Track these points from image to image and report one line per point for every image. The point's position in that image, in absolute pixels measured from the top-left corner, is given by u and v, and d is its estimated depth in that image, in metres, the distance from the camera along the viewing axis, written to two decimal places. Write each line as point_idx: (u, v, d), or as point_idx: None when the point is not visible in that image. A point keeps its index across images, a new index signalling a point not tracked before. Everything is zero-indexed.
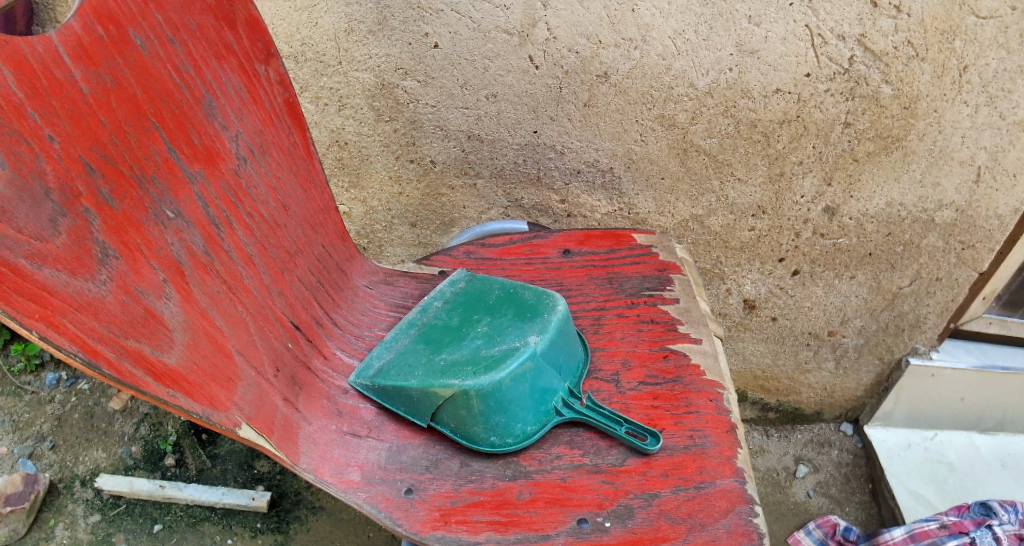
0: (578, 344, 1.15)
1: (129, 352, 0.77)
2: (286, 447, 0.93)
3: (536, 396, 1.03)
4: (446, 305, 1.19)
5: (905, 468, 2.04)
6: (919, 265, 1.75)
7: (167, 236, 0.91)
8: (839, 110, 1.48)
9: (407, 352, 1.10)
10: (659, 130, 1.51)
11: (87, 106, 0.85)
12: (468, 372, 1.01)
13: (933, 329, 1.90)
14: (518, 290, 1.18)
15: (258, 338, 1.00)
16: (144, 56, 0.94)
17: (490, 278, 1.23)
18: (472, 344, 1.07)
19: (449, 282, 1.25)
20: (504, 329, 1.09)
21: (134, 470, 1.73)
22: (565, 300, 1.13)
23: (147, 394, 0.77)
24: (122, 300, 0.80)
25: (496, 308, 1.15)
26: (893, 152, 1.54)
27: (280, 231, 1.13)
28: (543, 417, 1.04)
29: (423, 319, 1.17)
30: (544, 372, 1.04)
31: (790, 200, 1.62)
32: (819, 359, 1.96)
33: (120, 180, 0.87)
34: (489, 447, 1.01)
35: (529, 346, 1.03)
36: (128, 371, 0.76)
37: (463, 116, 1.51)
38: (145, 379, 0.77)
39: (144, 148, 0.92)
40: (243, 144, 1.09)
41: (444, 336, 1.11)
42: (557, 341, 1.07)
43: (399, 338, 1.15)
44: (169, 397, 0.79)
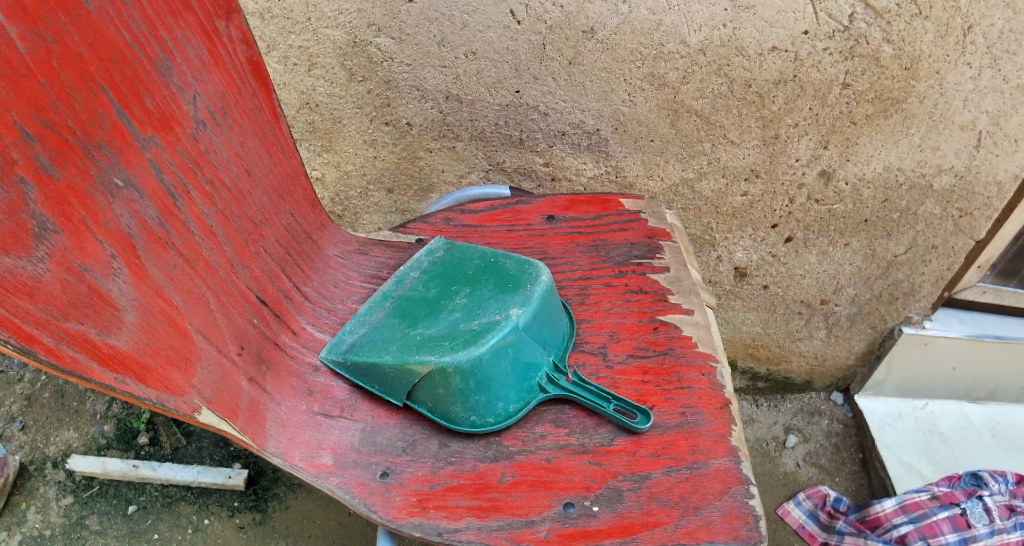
0: (563, 316, 1.09)
1: (70, 337, 0.70)
2: (252, 431, 0.88)
3: (518, 373, 0.97)
4: (423, 276, 1.12)
5: (896, 438, 2.02)
6: (915, 232, 1.70)
7: (118, 208, 0.82)
8: (837, 70, 1.41)
9: (381, 327, 1.04)
10: (648, 90, 1.43)
11: (25, 68, 0.75)
12: (446, 348, 0.95)
13: (926, 298, 1.86)
14: (498, 260, 1.11)
15: (220, 316, 0.92)
16: (93, 14, 0.84)
17: (470, 246, 1.17)
18: (450, 318, 1.01)
19: (427, 251, 1.18)
20: (484, 301, 1.03)
21: (107, 450, 1.67)
22: (549, 270, 1.07)
23: (93, 382, 0.71)
24: (63, 280, 0.72)
25: (476, 279, 1.08)
26: (893, 115, 1.48)
27: (244, 199, 1.05)
28: (525, 394, 0.99)
29: (399, 291, 1.11)
30: (527, 347, 0.98)
31: (785, 163, 1.56)
32: (811, 328, 1.92)
33: (63, 147, 0.78)
34: (470, 427, 0.96)
35: (511, 320, 0.97)
36: (71, 358, 0.69)
37: (440, 76, 1.43)
38: (90, 366, 0.71)
39: (91, 114, 0.82)
40: (203, 107, 1.00)
41: (421, 309, 1.05)
42: (541, 314, 1.01)
43: (373, 311, 1.08)
44: (118, 384, 0.73)
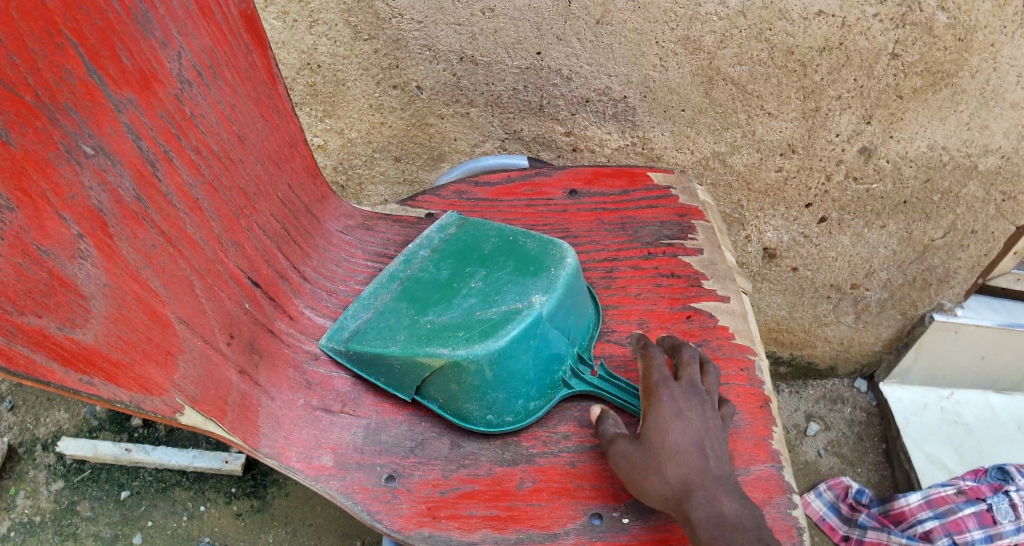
0: (589, 300, 0.99)
1: (24, 333, 0.61)
2: (242, 431, 0.79)
3: (540, 368, 0.87)
4: (434, 255, 1.02)
5: (921, 430, 1.93)
6: (955, 216, 1.59)
7: (86, 179, 0.71)
8: (887, 38, 1.29)
9: (387, 312, 0.94)
10: (681, 54, 1.31)
11: None
12: (460, 339, 0.85)
13: (961, 285, 1.76)
14: (518, 239, 1.00)
15: (207, 301, 0.82)
16: None
17: (484, 223, 1.06)
18: (465, 304, 0.91)
19: (438, 227, 1.08)
20: (503, 286, 0.92)
21: (99, 432, 1.58)
22: (575, 252, 0.96)
23: (52, 385, 0.62)
24: (17, 265, 0.62)
25: (493, 260, 0.98)
26: (942, 89, 1.36)
27: (235, 169, 0.94)
28: (548, 390, 0.89)
29: (406, 271, 1.01)
30: (550, 339, 0.88)
31: (824, 138, 1.44)
32: (839, 313, 1.82)
33: (21, 110, 0.66)
34: (486, 427, 0.86)
35: (534, 309, 0.86)
36: (25, 359, 0.60)
37: (455, 35, 1.31)
38: (48, 367, 0.62)
39: (55, 70, 0.70)
40: (188, 65, 0.88)
41: (431, 294, 0.95)
42: (566, 301, 0.91)
43: (379, 294, 0.98)
44: (83, 386, 0.64)
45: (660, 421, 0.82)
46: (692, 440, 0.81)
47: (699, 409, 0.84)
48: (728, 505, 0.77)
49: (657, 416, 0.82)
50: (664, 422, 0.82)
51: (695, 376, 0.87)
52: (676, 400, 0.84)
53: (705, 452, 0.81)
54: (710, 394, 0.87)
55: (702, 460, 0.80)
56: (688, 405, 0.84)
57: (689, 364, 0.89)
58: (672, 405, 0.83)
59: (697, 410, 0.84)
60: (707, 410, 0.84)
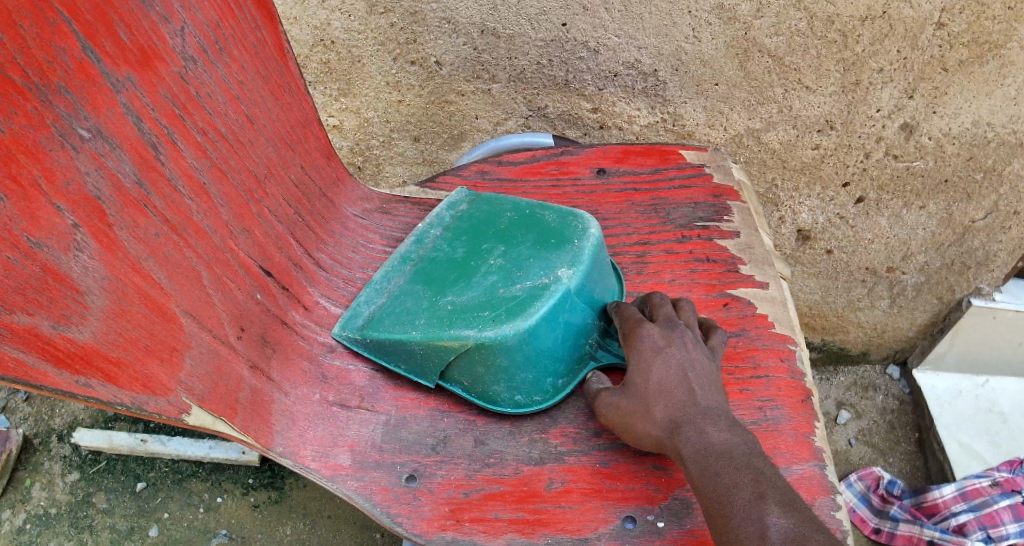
0: (613, 278, 0.92)
1: (14, 333, 0.56)
2: (254, 429, 0.75)
3: (569, 343, 0.82)
4: (446, 234, 0.96)
5: (955, 418, 1.87)
6: (999, 196, 1.51)
7: (82, 164, 0.66)
8: (934, 6, 1.21)
9: (403, 295, 0.88)
10: (716, 25, 1.24)
11: None
12: (486, 319, 0.79)
13: (1001, 268, 1.68)
14: (535, 212, 0.94)
15: (216, 294, 0.77)
16: None
17: (498, 197, 1.00)
18: (485, 282, 0.84)
19: (448, 204, 1.02)
20: (524, 262, 0.86)
21: (114, 422, 1.56)
22: (597, 223, 0.90)
23: (46, 388, 0.57)
24: (7, 260, 0.57)
25: (511, 235, 0.91)
26: (989, 62, 1.28)
27: (244, 151, 0.88)
28: (575, 366, 0.84)
29: (420, 252, 0.95)
30: (579, 314, 0.82)
31: (864, 114, 1.36)
32: (872, 297, 1.75)
33: (9, 89, 0.61)
34: (514, 407, 0.82)
35: (562, 285, 0.80)
36: (16, 362, 0.56)
37: (475, 5, 1.24)
38: (41, 369, 0.57)
39: (45, 46, 0.65)
40: (192, 41, 0.82)
41: (449, 274, 0.88)
42: (592, 276, 0.85)
43: (392, 277, 0.92)
44: (81, 389, 0.60)
45: (640, 363, 0.76)
46: (676, 375, 0.75)
47: (680, 344, 0.77)
48: (715, 435, 0.71)
49: (638, 359, 0.77)
50: (644, 363, 0.76)
51: (671, 313, 0.81)
52: (655, 337, 0.78)
53: (692, 387, 0.75)
54: (691, 328, 0.81)
55: (688, 394, 0.74)
56: (667, 340, 0.77)
57: (662, 304, 0.83)
58: (650, 343, 0.77)
59: (677, 344, 0.77)
60: (690, 342, 0.78)
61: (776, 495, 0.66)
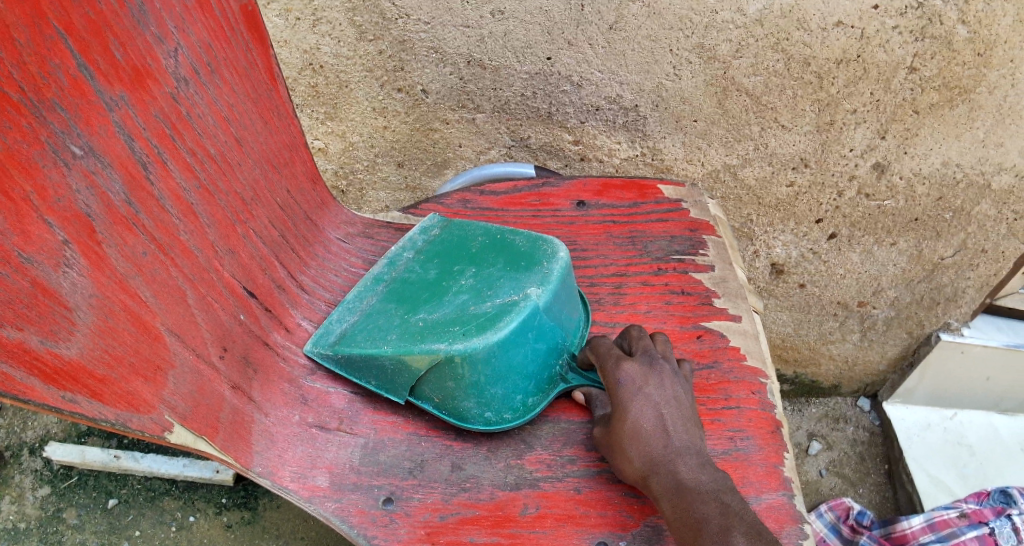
0: (580, 305, 0.95)
1: (4, 347, 0.57)
2: (234, 449, 0.75)
3: (538, 361, 0.84)
4: (418, 256, 0.99)
5: (924, 451, 1.90)
6: (966, 234, 1.56)
7: (74, 181, 0.68)
8: (906, 51, 1.26)
9: (376, 314, 0.90)
10: (696, 63, 1.28)
11: None
12: (456, 333, 0.80)
13: (969, 304, 1.73)
14: (505, 235, 0.96)
15: (199, 313, 0.78)
16: None
17: (470, 223, 1.02)
18: (456, 301, 0.87)
19: (420, 229, 1.05)
20: (494, 282, 0.88)
21: (87, 437, 1.55)
22: (566, 246, 0.92)
23: (32, 402, 0.58)
24: None
25: (483, 257, 0.94)
26: (958, 105, 1.33)
27: (232, 172, 0.90)
28: (545, 385, 0.87)
29: (392, 274, 0.98)
30: (547, 330, 0.84)
31: (837, 152, 1.41)
32: (844, 330, 1.79)
33: (4, 103, 0.62)
34: (484, 425, 0.83)
35: (531, 300, 0.83)
36: (4, 376, 0.57)
37: (463, 37, 1.28)
38: (29, 384, 0.58)
39: (41, 63, 0.66)
40: (184, 62, 0.84)
41: (421, 294, 0.91)
42: (561, 295, 0.87)
43: (365, 297, 0.95)
44: (66, 404, 0.61)
45: (619, 403, 0.79)
46: (653, 416, 0.78)
47: (658, 383, 0.80)
48: (686, 471, 0.74)
49: (616, 399, 0.79)
50: (623, 404, 0.78)
51: (650, 348, 0.84)
52: (634, 377, 0.80)
53: (668, 429, 0.77)
54: (670, 364, 0.83)
55: (663, 436, 0.77)
56: (645, 380, 0.80)
57: (642, 338, 0.85)
58: (629, 383, 0.79)
59: (655, 383, 0.80)
60: (667, 381, 0.81)
61: (743, 528, 0.70)
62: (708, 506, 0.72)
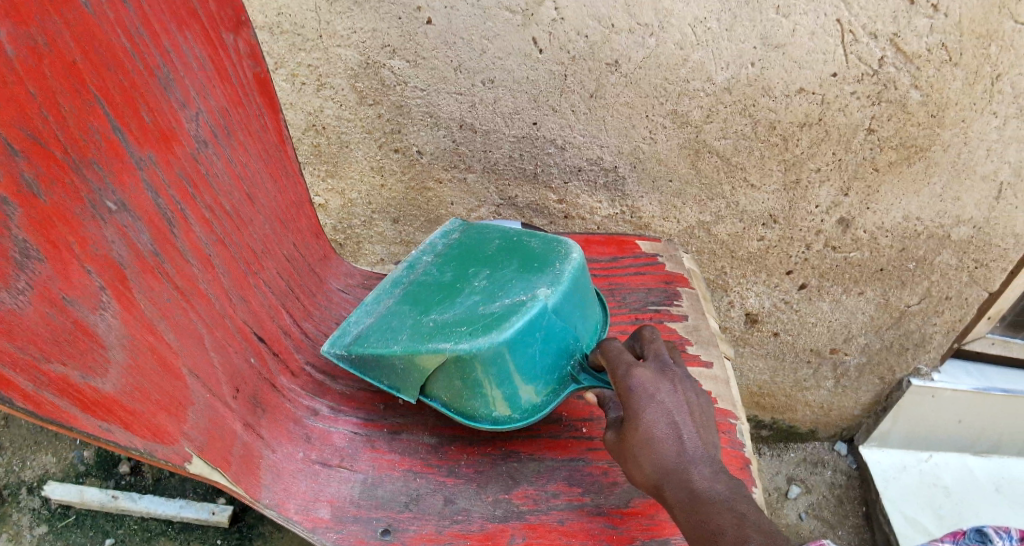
0: (597, 306, 0.97)
1: (51, 380, 0.65)
2: (245, 482, 0.82)
3: (549, 359, 0.87)
4: (437, 260, 1.03)
5: (900, 492, 1.97)
6: (930, 283, 1.65)
7: (109, 234, 0.76)
8: (864, 115, 1.37)
9: (390, 315, 0.96)
10: (670, 128, 1.39)
11: (12, 73, 0.68)
12: (463, 333, 0.86)
13: (937, 349, 1.81)
14: (522, 240, 1.00)
15: (215, 354, 0.86)
16: (88, 15, 0.77)
17: (488, 228, 1.07)
18: (468, 302, 0.91)
19: (442, 233, 1.11)
20: (507, 283, 0.92)
21: (86, 478, 1.59)
22: (580, 248, 0.95)
23: (74, 430, 0.65)
24: (45, 314, 0.66)
25: (497, 259, 0.97)
26: (916, 163, 1.43)
27: (245, 227, 0.98)
28: (556, 386, 0.89)
29: (410, 276, 1.02)
30: (557, 331, 0.87)
31: (804, 209, 1.52)
32: (819, 378, 1.88)
33: (50, 163, 0.71)
34: (491, 423, 0.89)
35: (538, 301, 0.86)
36: (50, 405, 0.64)
37: (455, 103, 1.38)
38: (71, 412, 0.65)
39: (82, 126, 0.75)
40: (204, 126, 0.93)
41: (434, 294, 0.96)
42: (573, 296, 0.90)
43: (383, 299, 1.00)
44: (102, 433, 0.67)
45: (633, 411, 0.81)
46: (666, 423, 0.80)
47: (670, 389, 0.82)
48: (699, 480, 0.77)
49: (629, 406, 0.81)
50: (636, 411, 0.80)
51: (662, 353, 0.86)
52: (646, 384, 0.82)
53: (681, 436, 0.80)
54: (680, 369, 0.86)
55: (677, 443, 0.79)
56: (657, 387, 0.82)
57: (654, 343, 0.88)
58: (641, 390, 0.81)
59: (667, 390, 0.82)
60: (678, 386, 0.83)
61: (760, 538, 0.72)
62: (723, 517, 0.75)
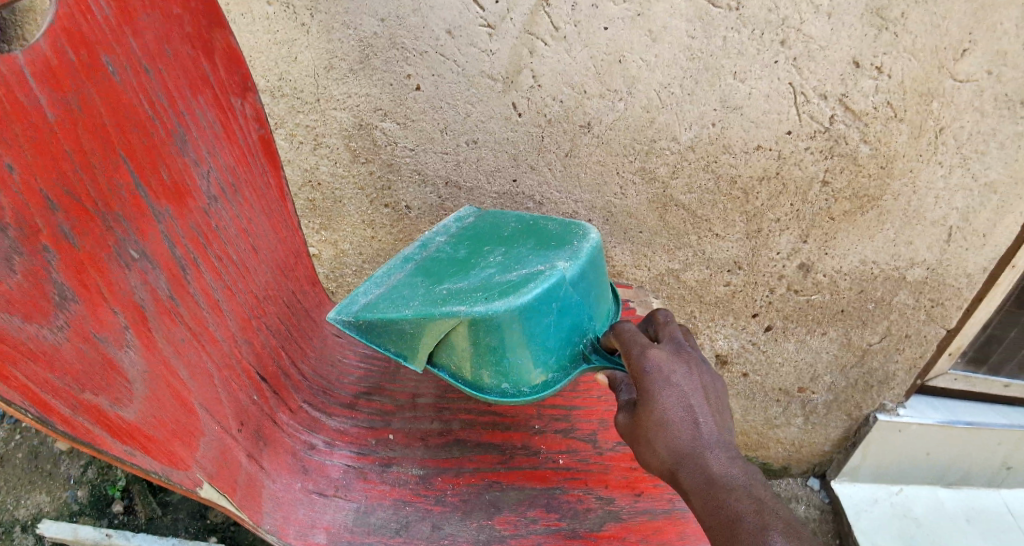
0: (609, 294, 1.04)
1: (85, 407, 0.72)
2: (248, 507, 0.90)
3: (561, 329, 0.94)
4: (450, 241, 1.14)
5: (872, 524, 2.06)
6: (890, 322, 1.76)
7: (132, 279, 0.84)
8: (818, 168, 1.49)
9: (402, 286, 1.04)
10: (639, 184, 1.51)
11: (51, 133, 0.77)
12: (478, 298, 0.92)
13: (901, 386, 1.90)
14: (540, 223, 1.09)
15: (222, 390, 0.94)
16: (116, 82, 0.87)
17: (505, 216, 1.17)
18: (484, 274, 0.98)
19: (456, 220, 1.24)
20: (523, 259, 0.99)
21: (79, 517, 1.63)
22: (595, 231, 1.02)
23: (103, 453, 0.73)
24: (80, 349, 0.74)
25: (514, 242, 1.06)
26: (869, 211, 1.55)
27: (249, 275, 1.07)
28: (567, 363, 0.97)
29: (423, 255, 1.12)
30: (571, 304, 0.94)
31: (766, 255, 1.63)
32: (788, 415, 2.00)
33: (82, 215, 0.79)
34: (500, 394, 0.96)
35: (556, 271, 0.93)
36: (85, 429, 0.71)
37: (441, 161, 1.49)
38: (102, 437, 0.73)
39: (110, 182, 0.84)
40: (214, 183, 1.03)
41: (449, 270, 1.03)
42: (588, 273, 0.97)
43: (393, 273, 1.09)
44: (127, 457, 0.75)
45: (650, 393, 0.86)
46: (681, 406, 0.86)
47: (686, 373, 0.88)
48: (716, 464, 0.82)
49: (646, 388, 0.87)
50: (652, 394, 0.86)
51: (676, 339, 0.93)
52: (662, 367, 0.88)
53: (697, 420, 0.85)
54: (694, 354, 0.92)
55: (693, 428, 0.85)
56: (673, 370, 0.88)
57: (669, 330, 0.94)
58: (657, 372, 0.87)
59: (682, 373, 0.88)
60: (693, 371, 0.89)
61: (780, 526, 0.75)
62: (742, 504, 0.78)
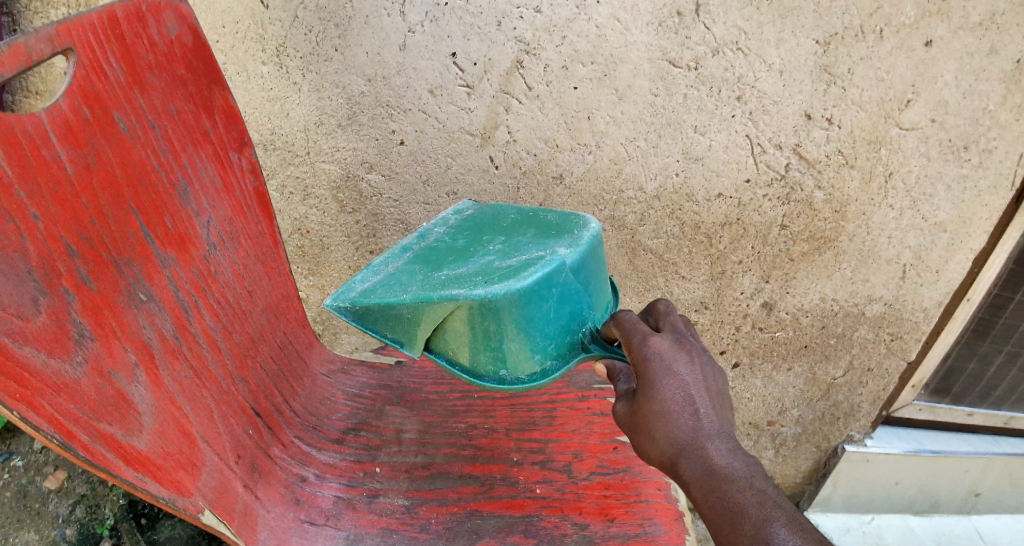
0: (607, 285, 1.06)
1: (103, 437, 0.79)
2: (245, 534, 0.96)
3: (560, 315, 0.95)
4: (450, 232, 1.13)
5: None
6: (851, 356, 1.86)
7: (141, 320, 0.92)
8: (776, 213, 1.60)
9: (399, 273, 1.03)
10: (609, 231, 1.63)
11: (71, 186, 0.86)
12: (478, 282, 0.93)
13: (866, 417, 2.00)
14: (539, 214, 1.10)
15: (221, 424, 1.01)
16: (126, 138, 0.96)
17: (504, 206, 1.17)
18: (483, 260, 0.99)
19: (455, 212, 1.21)
20: (522, 247, 1.00)
21: None
22: (595, 221, 1.04)
23: (117, 477, 0.79)
24: (96, 383, 0.81)
25: (513, 231, 1.07)
26: (825, 252, 1.67)
27: (245, 317, 1.15)
28: (565, 350, 0.99)
29: (421, 244, 1.11)
30: (570, 291, 0.96)
31: (731, 295, 1.74)
32: (760, 448, 2.08)
33: (97, 261, 0.87)
34: (497, 381, 0.99)
35: (557, 256, 0.94)
36: (101, 456, 0.78)
37: (424, 211, 1.60)
38: (117, 464, 0.79)
39: (121, 231, 0.93)
40: (214, 231, 1.12)
41: (448, 258, 1.04)
42: (587, 260, 0.98)
43: (391, 263, 1.07)
44: (139, 482, 0.81)
45: (650, 383, 0.87)
46: (682, 396, 0.87)
47: (687, 362, 0.89)
48: (718, 455, 0.83)
49: (647, 377, 0.88)
50: (654, 383, 0.87)
51: (677, 328, 0.93)
52: (663, 355, 0.89)
53: (697, 410, 0.87)
54: (694, 342, 0.92)
55: (693, 418, 0.86)
56: (674, 359, 0.89)
57: (670, 318, 0.95)
58: (658, 361, 0.88)
59: (683, 362, 0.89)
60: (694, 360, 0.90)
61: (781, 517, 0.77)
62: (744, 496, 0.80)
